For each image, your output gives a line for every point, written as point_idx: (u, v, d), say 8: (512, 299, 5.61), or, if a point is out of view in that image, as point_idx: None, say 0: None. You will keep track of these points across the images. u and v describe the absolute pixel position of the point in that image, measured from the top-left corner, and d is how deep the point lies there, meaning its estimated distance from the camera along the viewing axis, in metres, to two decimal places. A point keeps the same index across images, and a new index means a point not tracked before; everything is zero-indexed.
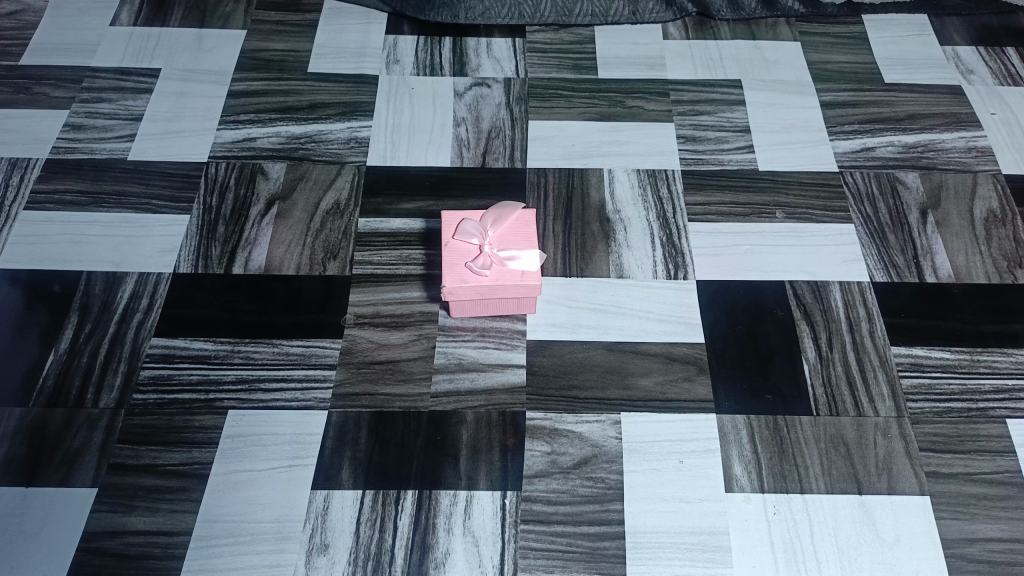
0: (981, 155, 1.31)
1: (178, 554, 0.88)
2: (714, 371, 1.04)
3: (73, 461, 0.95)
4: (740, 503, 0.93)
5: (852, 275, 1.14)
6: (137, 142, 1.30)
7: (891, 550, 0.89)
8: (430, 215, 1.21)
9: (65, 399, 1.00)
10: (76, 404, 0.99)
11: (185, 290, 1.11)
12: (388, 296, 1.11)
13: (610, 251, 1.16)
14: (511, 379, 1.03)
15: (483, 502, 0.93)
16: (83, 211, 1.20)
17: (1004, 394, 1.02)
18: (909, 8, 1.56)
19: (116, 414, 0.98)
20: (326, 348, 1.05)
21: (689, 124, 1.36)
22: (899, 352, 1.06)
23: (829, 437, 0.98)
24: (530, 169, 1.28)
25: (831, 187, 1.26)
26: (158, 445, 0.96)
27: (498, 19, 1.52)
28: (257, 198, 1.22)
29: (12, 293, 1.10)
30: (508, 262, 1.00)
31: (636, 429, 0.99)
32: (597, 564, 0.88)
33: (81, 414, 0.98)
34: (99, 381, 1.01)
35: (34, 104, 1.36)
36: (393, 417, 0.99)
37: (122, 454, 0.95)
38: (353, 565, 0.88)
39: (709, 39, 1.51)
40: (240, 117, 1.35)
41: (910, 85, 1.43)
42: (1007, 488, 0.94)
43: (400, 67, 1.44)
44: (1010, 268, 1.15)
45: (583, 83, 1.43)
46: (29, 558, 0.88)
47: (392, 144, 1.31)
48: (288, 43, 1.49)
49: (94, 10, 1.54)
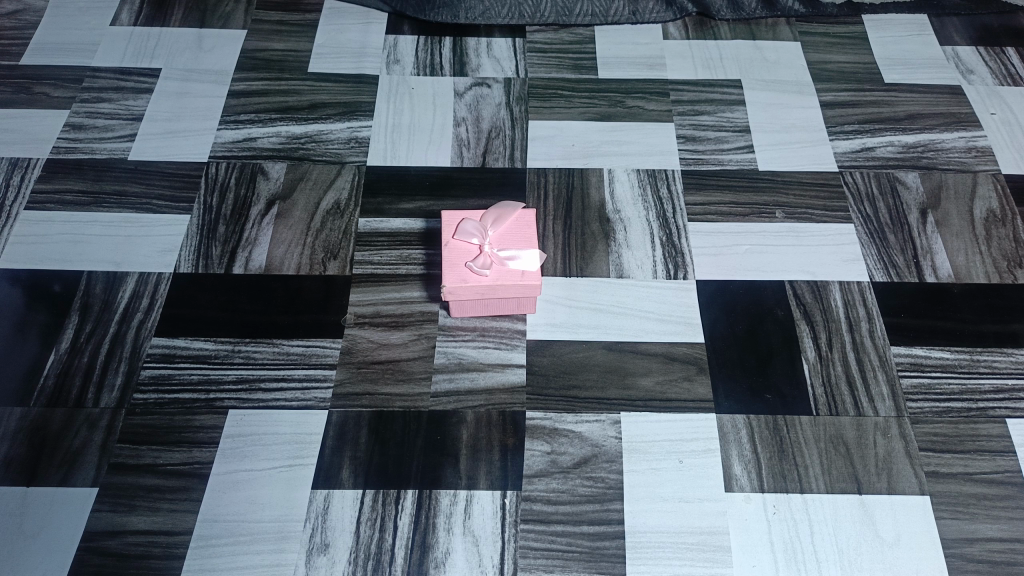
0: (981, 155, 1.31)
1: (178, 554, 0.88)
2: (714, 371, 1.04)
3: (74, 460, 0.95)
4: (741, 503, 0.93)
5: (851, 275, 1.14)
6: (137, 142, 1.30)
7: (891, 550, 0.89)
8: (430, 215, 1.21)
9: (65, 399, 1.00)
10: (76, 405, 0.99)
11: (185, 290, 1.11)
12: (388, 296, 1.11)
13: (610, 251, 1.17)
14: (511, 379, 1.03)
15: (483, 502, 0.93)
16: (84, 211, 1.20)
17: (1004, 394, 1.02)
18: (910, 8, 1.56)
19: (117, 414, 0.99)
20: (327, 348, 1.05)
21: (689, 124, 1.36)
22: (899, 352, 1.06)
23: (829, 437, 0.98)
24: (531, 169, 1.28)
25: (830, 187, 1.26)
26: (160, 445, 0.96)
27: (498, 19, 1.52)
28: (257, 199, 1.22)
29: (12, 293, 1.10)
30: (508, 263, 1.00)
31: (636, 429, 0.99)
32: (597, 563, 0.89)
33: (81, 414, 0.98)
34: (99, 381, 1.01)
35: (35, 104, 1.36)
36: (393, 417, 0.99)
37: (122, 454, 0.95)
38: (353, 565, 0.88)
39: (709, 39, 1.51)
40: (240, 117, 1.35)
41: (910, 85, 1.43)
42: (1007, 488, 0.94)
43: (400, 67, 1.44)
44: (1010, 268, 1.15)
45: (583, 83, 1.43)
46: (30, 557, 0.88)
47: (392, 143, 1.31)
48: (288, 43, 1.49)
49: (94, 10, 1.54)
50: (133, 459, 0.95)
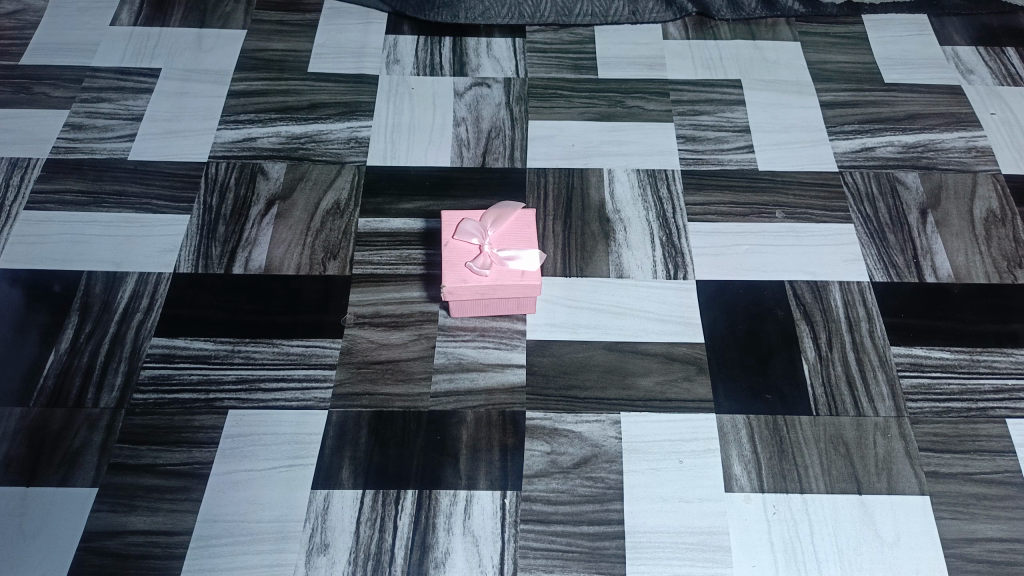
0: (981, 155, 1.31)
1: (178, 554, 0.88)
2: (714, 371, 1.04)
3: (74, 461, 0.95)
4: (741, 502, 0.93)
5: (851, 275, 1.14)
6: (138, 142, 1.30)
7: (891, 550, 0.89)
8: (430, 215, 1.21)
9: (65, 399, 1.00)
10: (76, 405, 0.99)
11: (185, 290, 1.11)
12: (388, 296, 1.11)
13: (610, 251, 1.17)
14: (510, 379, 1.03)
15: (483, 502, 0.93)
16: (83, 211, 1.20)
17: (1004, 394, 1.02)
18: (909, 8, 1.56)
19: (117, 414, 0.99)
20: (327, 348, 1.05)
21: (689, 125, 1.36)
22: (899, 352, 1.06)
23: (829, 437, 0.98)
24: (531, 169, 1.28)
25: (830, 187, 1.26)
26: (159, 445, 0.96)
27: (497, 19, 1.52)
28: (257, 198, 1.22)
29: (12, 293, 1.10)
30: (508, 262, 1.00)
31: (635, 428, 0.99)
32: (597, 564, 0.89)
33: (81, 415, 0.98)
34: (99, 381, 1.01)
35: (35, 104, 1.36)
36: (393, 417, 0.99)
37: (122, 453, 0.95)
38: (353, 565, 0.88)
39: (709, 39, 1.51)
40: (240, 117, 1.35)
41: (910, 85, 1.43)
42: (1007, 488, 0.94)
43: (400, 66, 1.44)
44: (1010, 268, 1.15)
45: (583, 83, 1.43)
46: (30, 557, 0.88)
47: (392, 143, 1.31)
48: (288, 43, 1.49)
49: (94, 10, 1.54)
50: (134, 458, 0.95)
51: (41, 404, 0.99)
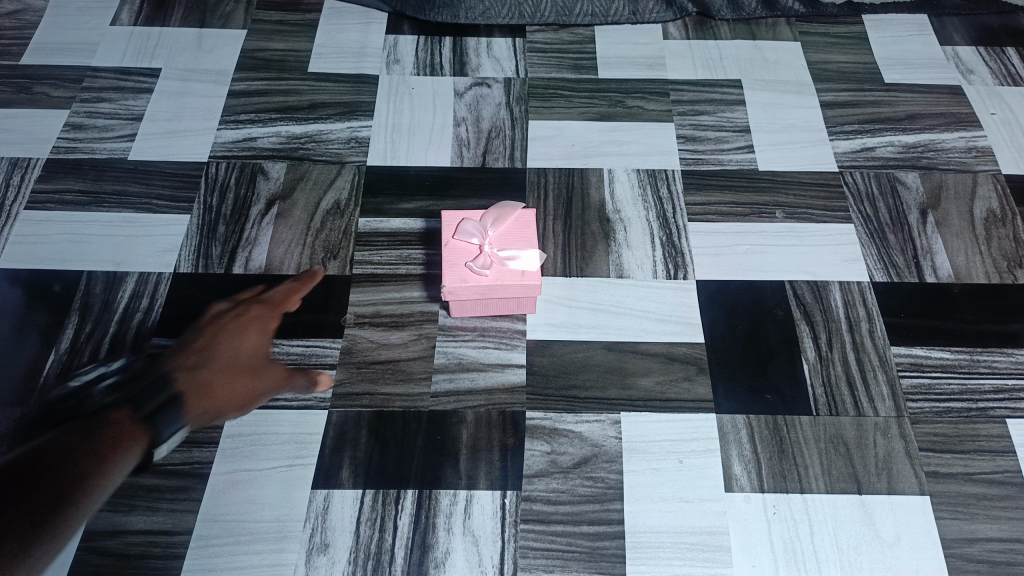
0: (981, 155, 1.31)
1: (178, 554, 0.88)
2: (714, 371, 1.04)
3: (240, 399, 0.89)
4: (740, 503, 0.93)
5: (851, 276, 1.14)
6: (138, 142, 1.30)
7: (891, 550, 0.89)
8: (430, 215, 1.21)
9: (230, 332, 0.94)
10: (188, 351, 0.90)
11: (185, 290, 1.11)
12: (388, 296, 1.11)
13: (610, 251, 1.17)
14: (510, 379, 1.03)
15: (483, 502, 0.93)
16: (84, 210, 1.20)
17: (1004, 394, 1.02)
18: (910, 8, 1.56)
19: (248, 347, 0.94)
20: (328, 348, 1.05)
21: (689, 124, 1.36)
22: (899, 352, 1.06)
23: (829, 437, 0.98)
24: (531, 169, 1.28)
25: (830, 187, 1.26)
26: (248, 385, 0.90)
27: (497, 19, 1.52)
28: (257, 199, 1.22)
29: (12, 293, 1.10)
30: (508, 262, 1.00)
31: (635, 428, 0.99)
32: (597, 563, 0.89)
33: (193, 357, 0.89)
34: (213, 326, 0.94)
35: (34, 104, 1.36)
36: (393, 417, 0.99)
37: (253, 385, 0.91)
38: (353, 565, 0.88)
39: (709, 39, 1.51)
40: (240, 117, 1.35)
41: (910, 85, 1.43)
42: (1007, 488, 0.94)
43: (400, 66, 1.44)
44: (1010, 268, 1.15)
45: (583, 83, 1.43)
46: None
47: (392, 143, 1.31)
48: (287, 43, 1.49)
49: (94, 10, 1.54)
50: (260, 391, 0.91)
51: (218, 335, 0.93)
